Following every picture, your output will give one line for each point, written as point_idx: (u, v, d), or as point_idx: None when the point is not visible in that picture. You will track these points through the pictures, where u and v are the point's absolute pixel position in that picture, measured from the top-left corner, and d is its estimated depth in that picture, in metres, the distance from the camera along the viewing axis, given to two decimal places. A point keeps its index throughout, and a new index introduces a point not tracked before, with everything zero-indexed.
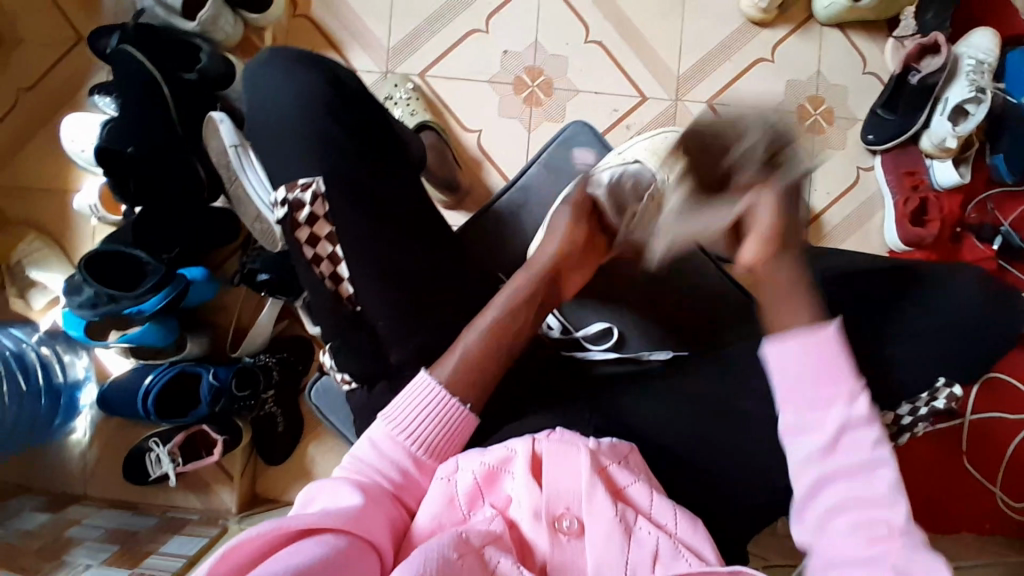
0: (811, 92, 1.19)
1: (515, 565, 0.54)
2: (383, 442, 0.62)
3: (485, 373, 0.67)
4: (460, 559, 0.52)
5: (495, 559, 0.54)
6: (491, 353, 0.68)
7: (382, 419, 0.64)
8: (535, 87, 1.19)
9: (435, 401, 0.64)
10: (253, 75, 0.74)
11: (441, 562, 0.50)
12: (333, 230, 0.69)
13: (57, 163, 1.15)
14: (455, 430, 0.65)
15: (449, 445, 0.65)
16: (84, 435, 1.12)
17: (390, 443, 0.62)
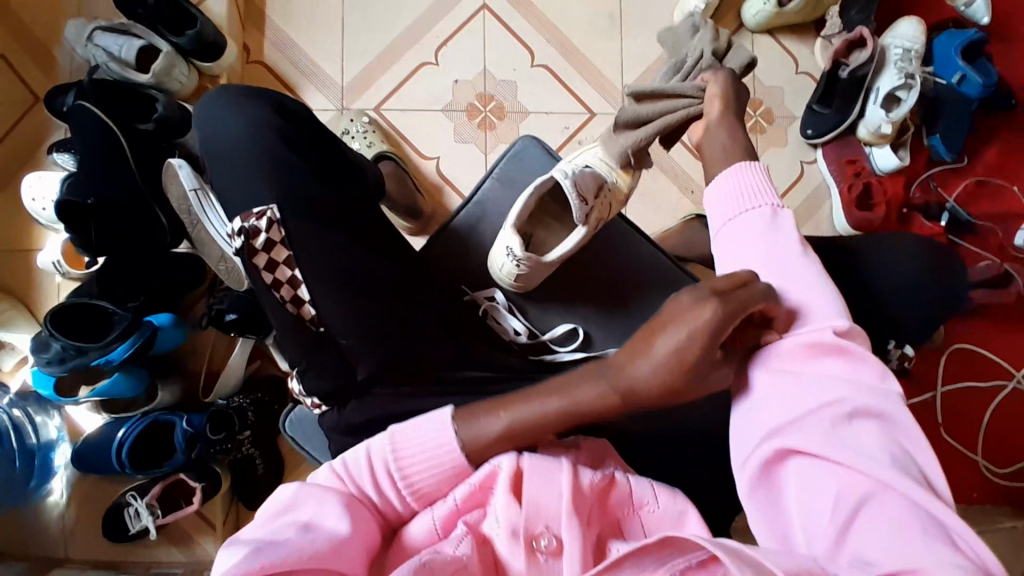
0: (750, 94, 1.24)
1: None
2: (380, 469, 0.61)
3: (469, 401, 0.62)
4: None
5: None
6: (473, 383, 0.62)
7: (389, 442, 0.62)
8: (487, 111, 1.23)
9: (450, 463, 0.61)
10: (204, 111, 0.75)
11: None
12: (290, 254, 0.70)
13: (18, 225, 1.16)
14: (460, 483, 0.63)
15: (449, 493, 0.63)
16: (60, 497, 1.09)
17: (385, 476, 0.61)
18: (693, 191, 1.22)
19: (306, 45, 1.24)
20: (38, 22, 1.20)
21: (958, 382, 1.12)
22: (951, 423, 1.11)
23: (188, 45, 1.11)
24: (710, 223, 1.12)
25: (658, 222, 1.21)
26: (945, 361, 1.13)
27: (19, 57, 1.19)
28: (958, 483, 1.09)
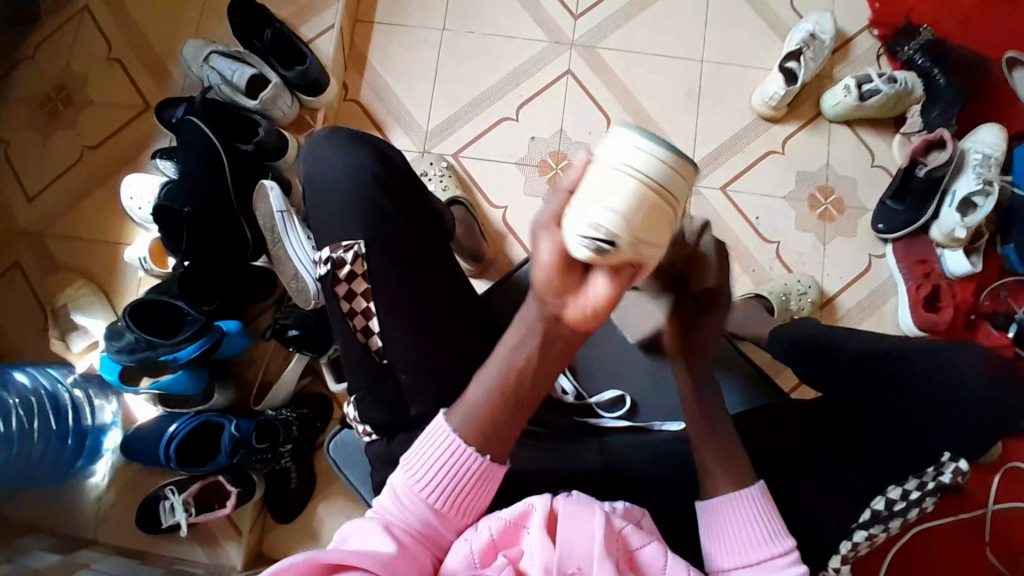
0: (820, 182, 1.25)
1: None
2: (403, 492, 0.62)
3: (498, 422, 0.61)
4: None
5: None
6: (495, 409, 0.61)
7: (401, 471, 0.64)
8: (558, 169, 1.28)
9: (462, 461, 0.61)
10: (312, 147, 0.83)
11: None
12: (368, 287, 0.74)
13: (114, 220, 1.25)
14: (483, 481, 0.62)
15: (476, 497, 0.63)
16: (102, 479, 1.14)
17: (408, 494, 0.62)
18: (753, 270, 1.22)
19: (399, 88, 1.33)
20: (162, 41, 1.33)
21: (1010, 502, 1.06)
22: (1000, 545, 1.05)
23: (295, 79, 1.22)
24: (768, 304, 1.12)
25: None
26: (998, 478, 1.07)
27: (141, 69, 1.32)
28: None
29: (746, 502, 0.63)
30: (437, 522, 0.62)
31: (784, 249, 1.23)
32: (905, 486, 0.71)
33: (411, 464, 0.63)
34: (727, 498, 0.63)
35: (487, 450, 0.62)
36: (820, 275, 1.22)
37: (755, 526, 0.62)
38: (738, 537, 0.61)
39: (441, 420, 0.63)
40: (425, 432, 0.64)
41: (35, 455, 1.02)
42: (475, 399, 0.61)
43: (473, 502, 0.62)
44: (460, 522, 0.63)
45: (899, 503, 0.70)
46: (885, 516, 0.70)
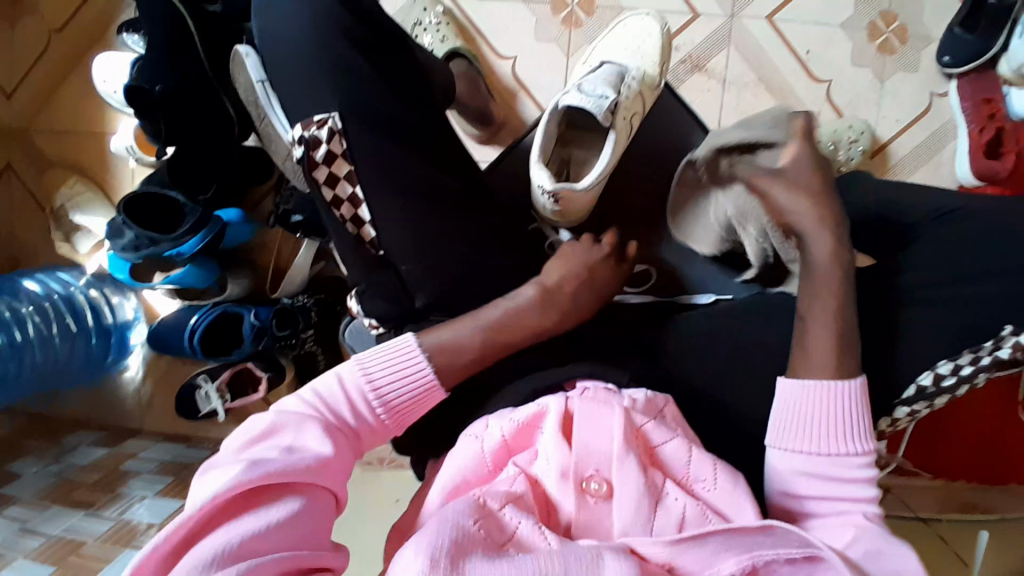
0: (883, 6, 1.07)
1: (536, 525, 0.54)
2: (353, 395, 0.59)
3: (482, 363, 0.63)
4: (478, 522, 0.52)
5: (514, 518, 0.54)
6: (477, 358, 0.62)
7: (356, 370, 0.60)
8: (574, 6, 1.10)
9: (419, 376, 0.60)
10: (267, 3, 0.71)
11: (460, 528, 0.51)
12: (352, 169, 0.67)
13: (89, 103, 1.13)
14: (427, 399, 0.61)
15: (414, 409, 0.61)
16: (136, 373, 1.16)
17: (359, 398, 0.59)
18: (798, 117, 1.09)
19: None
20: None
21: None
22: None
23: None
24: None
25: None
26: None
27: None
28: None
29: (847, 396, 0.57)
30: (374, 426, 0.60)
31: (836, 90, 1.08)
32: (956, 360, 0.63)
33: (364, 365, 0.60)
34: (831, 386, 0.57)
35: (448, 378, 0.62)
36: (874, 120, 1.09)
37: (838, 420, 0.57)
38: (826, 425, 0.57)
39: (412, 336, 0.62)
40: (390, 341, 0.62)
41: (63, 356, 1.06)
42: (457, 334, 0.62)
43: (411, 416, 0.61)
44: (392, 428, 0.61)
45: (949, 379, 0.64)
46: (930, 393, 0.65)
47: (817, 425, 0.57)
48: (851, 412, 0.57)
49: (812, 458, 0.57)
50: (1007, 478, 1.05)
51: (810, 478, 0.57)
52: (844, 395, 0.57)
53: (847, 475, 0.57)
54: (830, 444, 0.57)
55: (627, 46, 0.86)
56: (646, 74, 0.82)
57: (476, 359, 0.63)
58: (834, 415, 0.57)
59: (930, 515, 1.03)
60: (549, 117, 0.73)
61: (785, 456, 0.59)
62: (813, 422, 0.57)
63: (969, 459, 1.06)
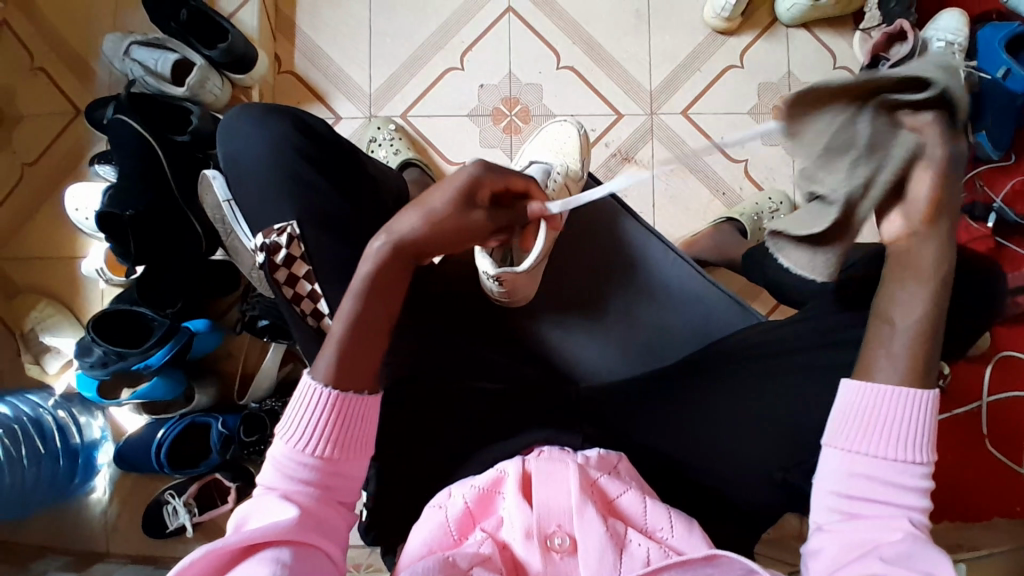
0: (784, 93, 1.21)
1: None
2: (285, 459, 0.59)
3: (376, 342, 0.63)
4: None
5: None
6: (367, 333, 0.63)
7: (279, 440, 0.60)
8: (513, 116, 1.23)
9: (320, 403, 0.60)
10: (229, 130, 0.78)
11: None
12: (310, 269, 0.71)
13: (63, 234, 1.20)
14: (353, 411, 0.61)
15: (353, 428, 0.61)
16: (104, 493, 1.14)
17: (292, 457, 0.59)
18: (724, 193, 1.19)
19: (333, 53, 1.26)
20: (76, 35, 1.24)
21: (1003, 392, 1.11)
22: (996, 434, 1.11)
23: (219, 58, 1.14)
24: (741, 226, 1.10)
25: (683, 226, 1.18)
26: (990, 368, 1.12)
27: (64, 71, 1.23)
28: (1001, 495, 1.09)
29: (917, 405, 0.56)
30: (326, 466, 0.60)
31: (752, 167, 1.19)
32: None
33: (286, 428, 0.60)
34: (900, 390, 0.56)
35: (348, 384, 0.61)
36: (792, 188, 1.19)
37: (905, 428, 0.56)
38: (893, 428, 0.56)
39: (308, 379, 0.61)
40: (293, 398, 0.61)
41: (29, 479, 1.03)
42: (351, 309, 0.63)
43: (351, 436, 0.60)
44: (349, 459, 0.61)
45: None
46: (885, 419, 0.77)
47: (883, 426, 0.56)
48: (919, 423, 0.56)
49: (874, 458, 0.56)
50: (988, 513, 1.09)
51: (872, 481, 0.56)
52: (914, 404, 0.56)
53: (899, 485, 0.55)
54: (894, 450, 0.56)
55: (551, 149, 0.94)
56: (569, 168, 0.90)
57: (365, 337, 0.62)
58: (901, 422, 0.56)
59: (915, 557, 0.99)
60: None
61: (843, 458, 0.57)
62: (884, 423, 0.56)
63: (949, 498, 1.09)
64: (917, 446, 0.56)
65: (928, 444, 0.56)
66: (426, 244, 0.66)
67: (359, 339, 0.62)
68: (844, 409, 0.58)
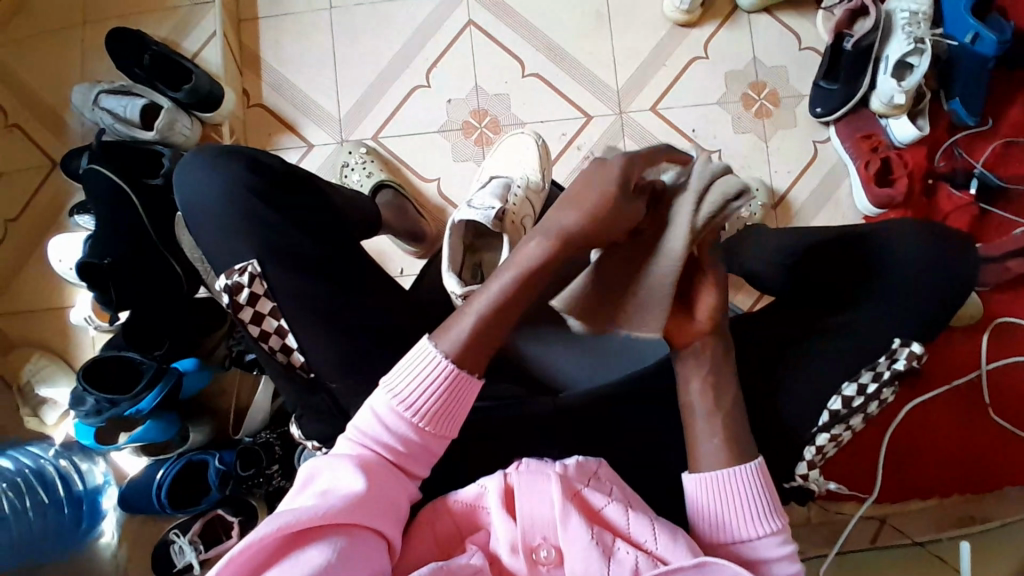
0: (751, 79, 1.20)
1: None
2: (388, 417, 0.60)
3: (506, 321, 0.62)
4: None
5: None
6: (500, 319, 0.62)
7: (385, 392, 0.61)
8: (482, 127, 1.23)
9: (440, 376, 0.60)
10: (185, 175, 0.79)
11: None
12: (275, 305, 0.71)
13: (51, 285, 1.22)
14: (460, 393, 0.62)
15: (455, 406, 0.62)
16: (112, 537, 1.15)
17: (393, 416, 0.60)
18: None
19: (300, 82, 1.27)
20: (48, 90, 1.26)
21: (1000, 359, 1.09)
22: (998, 402, 1.08)
23: (186, 98, 1.15)
24: None
25: None
26: (986, 337, 1.10)
27: (38, 124, 1.25)
28: (1011, 463, 1.06)
29: (751, 483, 0.61)
30: (418, 439, 0.61)
31: (726, 156, 1.19)
32: (858, 379, 0.69)
33: (393, 384, 0.61)
34: (726, 474, 0.62)
35: (469, 363, 0.62)
36: (768, 174, 1.18)
37: (745, 503, 0.61)
38: (734, 506, 0.61)
39: (428, 343, 0.62)
40: (408, 356, 0.62)
41: (34, 531, 1.02)
42: (499, 286, 0.62)
43: (452, 412, 0.62)
44: (439, 435, 0.62)
45: (857, 399, 0.68)
46: (845, 414, 0.68)
47: (727, 506, 0.61)
48: (754, 492, 0.61)
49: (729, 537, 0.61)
50: (998, 483, 1.06)
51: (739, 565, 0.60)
52: (741, 480, 0.62)
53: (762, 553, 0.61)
54: (743, 524, 0.61)
55: (509, 165, 0.96)
56: (531, 179, 0.91)
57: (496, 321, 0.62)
58: (739, 498, 0.61)
59: (927, 538, 1.01)
60: (451, 231, 0.80)
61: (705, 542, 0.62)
62: (731, 512, 0.61)
63: (955, 472, 1.07)
64: (762, 514, 0.61)
65: (771, 506, 0.61)
66: (586, 241, 0.59)
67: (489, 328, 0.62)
68: (696, 508, 0.63)
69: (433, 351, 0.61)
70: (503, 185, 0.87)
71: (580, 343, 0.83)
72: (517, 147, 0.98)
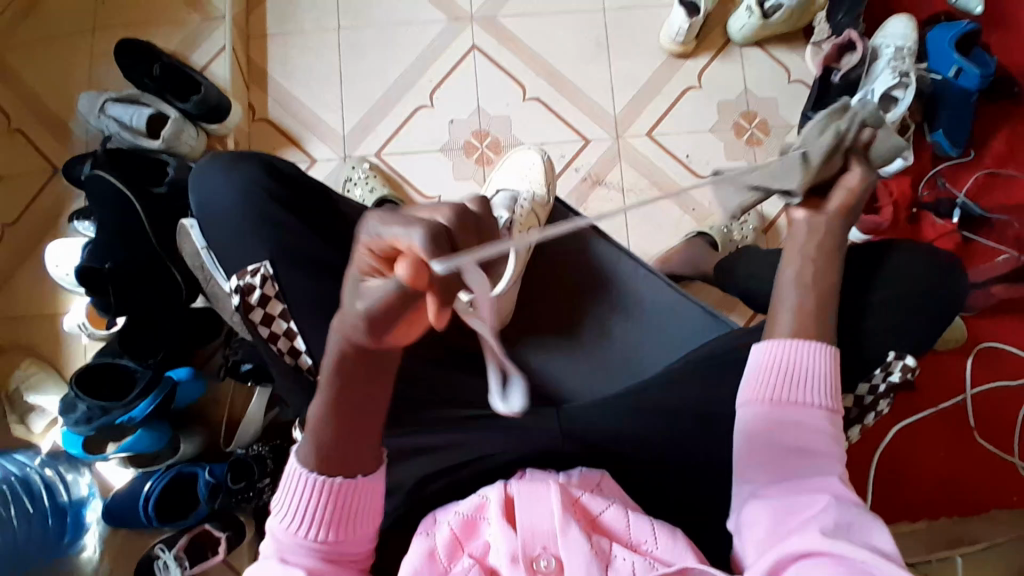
0: (743, 108, 1.25)
1: None
2: (288, 538, 0.58)
3: (345, 437, 0.57)
4: None
5: None
6: (343, 421, 0.56)
7: (275, 516, 0.59)
8: (483, 147, 1.26)
9: (314, 488, 0.58)
10: (199, 180, 0.80)
11: None
12: (285, 306, 0.71)
13: (45, 292, 1.21)
14: (354, 496, 0.59)
15: (353, 509, 0.59)
16: (94, 551, 1.12)
17: (294, 534, 0.58)
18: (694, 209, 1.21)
19: (305, 98, 1.29)
20: (52, 98, 1.27)
21: (984, 383, 1.13)
22: (984, 425, 1.11)
23: (193, 109, 1.17)
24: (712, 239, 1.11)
25: (657, 244, 1.20)
26: (971, 360, 1.13)
27: (41, 131, 1.26)
28: (996, 485, 1.09)
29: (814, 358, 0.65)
30: (334, 546, 0.59)
31: None
32: (855, 391, 0.74)
33: (280, 505, 0.59)
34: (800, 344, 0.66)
35: (343, 469, 0.58)
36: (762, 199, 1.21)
37: (808, 381, 0.65)
38: (803, 384, 0.65)
39: (295, 463, 0.59)
40: (282, 478, 0.59)
41: (19, 536, 0.99)
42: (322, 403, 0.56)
43: (349, 514, 0.59)
44: (353, 537, 0.59)
45: (856, 405, 0.75)
46: (845, 419, 0.76)
47: (792, 386, 0.65)
48: (818, 372, 0.65)
49: (788, 417, 0.64)
50: (986, 505, 1.09)
51: (788, 433, 0.64)
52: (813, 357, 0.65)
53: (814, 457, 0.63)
54: (803, 399, 0.65)
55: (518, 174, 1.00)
56: (536, 194, 0.96)
57: (341, 432, 0.57)
58: (807, 374, 0.65)
59: (919, 560, 1.01)
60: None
61: (748, 418, 0.66)
62: (789, 380, 0.65)
63: (945, 494, 1.09)
64: (822, 392, 0.65)
65: (831, 388, 0.65)
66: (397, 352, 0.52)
67: (342, 431, 0.57)
68: (758, 370, 0.67)
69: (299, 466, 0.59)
70: (512, 197, 0.92)
71: (580, 356, 0.85)
72: (519, 160, 1.02)
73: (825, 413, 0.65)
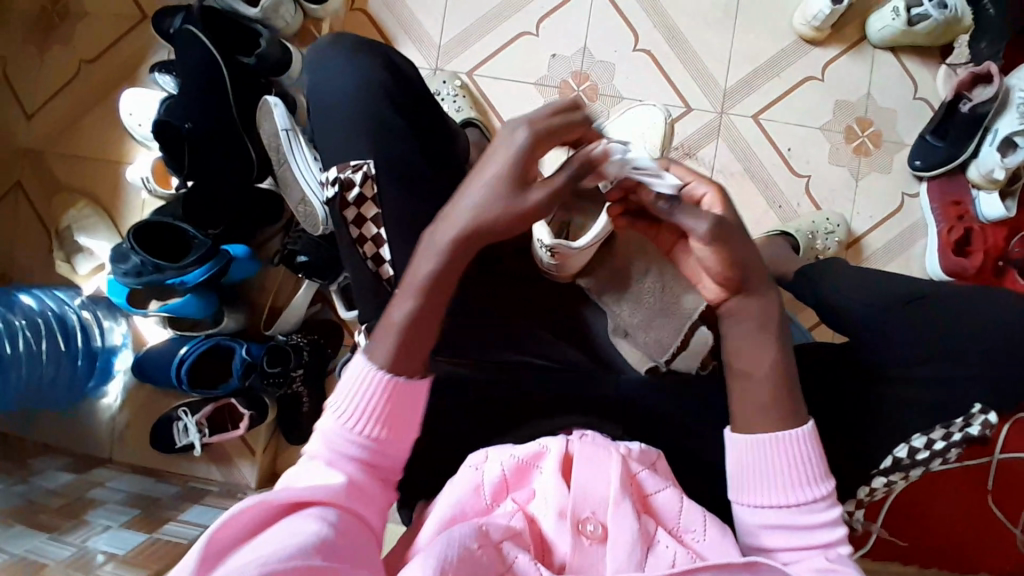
0: (860, 113, 1.18)
1: (532, 562, 0.56)
2: (336, 432, 0.59)
3: (422, 335, 0.59)
4: (481, 550, 0.54)
5: (512, 554, 0.56)
6: (428, 315, 0.59)
7: (331, 412, 0.59)
8: (580, 91, 1.20)
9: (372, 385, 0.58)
10: (315, 59, 0.77)
11: (463, 550, 0.52)
12: (379, 213, 0.69)
13: (112, 138, 1.19)
14: (402, 397, 0.59)
15: (400, 411, 0.59)
16: (115, 400, 1.15)
17: (342, 433, 0.58)
18: (780, 206, 1.17)
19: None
20: None
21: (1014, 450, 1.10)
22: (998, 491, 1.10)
23: None
24: (794, 242, 1.08)
25: None
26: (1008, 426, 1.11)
27: None
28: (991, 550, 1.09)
29: (798, 441, 0.59)
30: (376, 449, 0.59)
31: (814, 185, 1.17)
32: (929, 435, 0.71)
33: (337, 403, 0.60)
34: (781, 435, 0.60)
35: (401, 369, 0.59)
36: (850, 213, 1.17)
37: (795, 467, 0.59)
38: (788, 471, 0.59)
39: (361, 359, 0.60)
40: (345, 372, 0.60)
41: (44, 377, 1.04)
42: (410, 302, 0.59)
43: (397, 414, 0.59)
44: (397, 442, 0.60)
45: (923, 452, 0.71)
46: (906, 464, 0.72)
47: (776, 470, 0.59)
48: (806, 454, 0.60)
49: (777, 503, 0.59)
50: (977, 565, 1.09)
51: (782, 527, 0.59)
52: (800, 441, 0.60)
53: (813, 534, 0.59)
54: (793, 488, 0.59)
55: None
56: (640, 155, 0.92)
57: (422, 325, 0.59)
58: (790, 460, 0.59)
59: None
60: None
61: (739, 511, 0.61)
62: (768, 470, 0.60)
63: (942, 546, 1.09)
64: (815, 477, 0.59)
65: (820, 469, 0.60)
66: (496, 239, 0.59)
67: (419, 331, 0.59)
68: (734, 466, 0.62)
69: (364, 366, 0.59)
70: None
71: None
72: None
73: (820, 500, 0.60)
